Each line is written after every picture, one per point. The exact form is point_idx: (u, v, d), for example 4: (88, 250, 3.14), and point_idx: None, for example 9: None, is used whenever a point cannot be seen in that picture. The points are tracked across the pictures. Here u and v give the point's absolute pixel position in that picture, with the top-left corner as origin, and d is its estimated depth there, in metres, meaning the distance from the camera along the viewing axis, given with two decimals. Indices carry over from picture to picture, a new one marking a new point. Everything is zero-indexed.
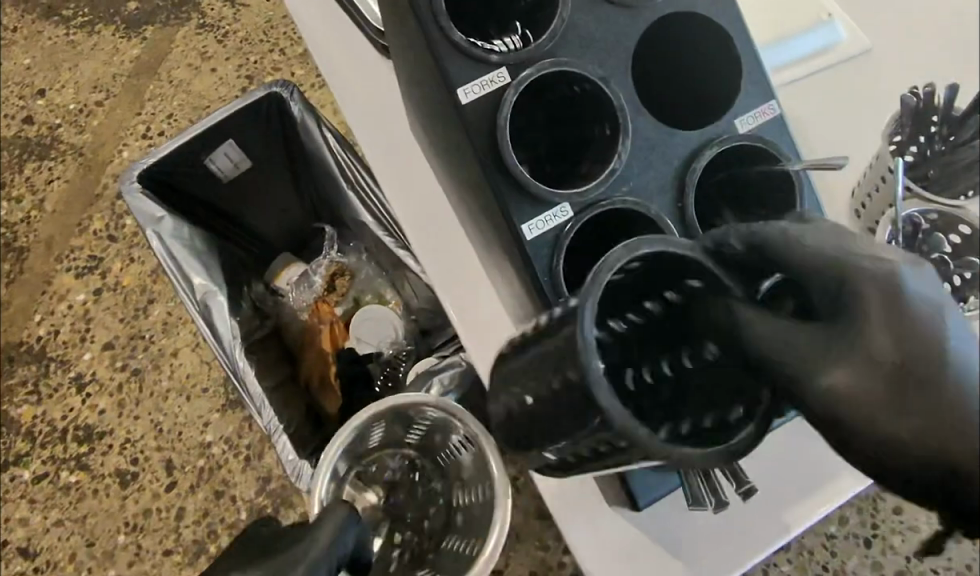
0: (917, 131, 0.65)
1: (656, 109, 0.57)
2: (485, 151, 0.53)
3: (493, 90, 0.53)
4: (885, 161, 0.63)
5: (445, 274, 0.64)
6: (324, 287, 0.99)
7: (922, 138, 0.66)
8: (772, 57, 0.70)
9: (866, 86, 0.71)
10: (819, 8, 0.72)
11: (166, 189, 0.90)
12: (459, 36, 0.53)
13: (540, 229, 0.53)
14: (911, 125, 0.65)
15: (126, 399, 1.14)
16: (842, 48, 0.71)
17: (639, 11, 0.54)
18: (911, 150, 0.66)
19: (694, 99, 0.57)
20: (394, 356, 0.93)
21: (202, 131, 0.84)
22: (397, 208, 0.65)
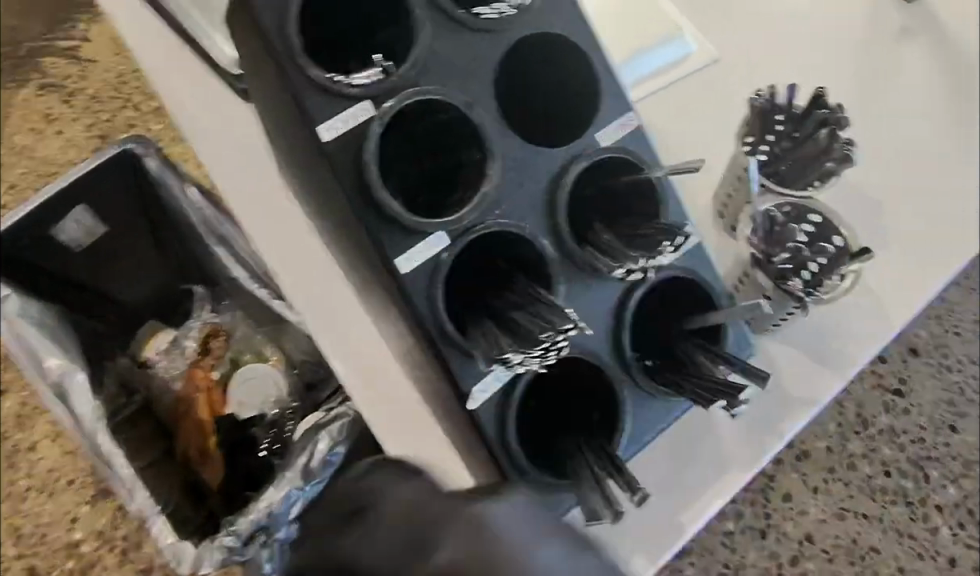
0: (764, 131, 0.68)
1: (522, 127, 0.56)
2: (351, 187, 0.50)
3: (357, 124, 0.50)
4: (739, 161, 0.69)
5: (325, 319, 0.61)
6: (198, 351, 0.92)
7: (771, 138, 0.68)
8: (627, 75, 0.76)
9: (718, 91, 0.78)
10: (670, 22, 0.79)
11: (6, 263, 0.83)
12: (316, 71, 0.50)
13: (417, 261, 0.50)
14: (758, 125, 0.68)
15: None
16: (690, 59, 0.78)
17: (500, 34, 0.55)
18: (763, 150, 0.68)
19: (563, 113, 0.57)
20: (280, 415, 0.87)
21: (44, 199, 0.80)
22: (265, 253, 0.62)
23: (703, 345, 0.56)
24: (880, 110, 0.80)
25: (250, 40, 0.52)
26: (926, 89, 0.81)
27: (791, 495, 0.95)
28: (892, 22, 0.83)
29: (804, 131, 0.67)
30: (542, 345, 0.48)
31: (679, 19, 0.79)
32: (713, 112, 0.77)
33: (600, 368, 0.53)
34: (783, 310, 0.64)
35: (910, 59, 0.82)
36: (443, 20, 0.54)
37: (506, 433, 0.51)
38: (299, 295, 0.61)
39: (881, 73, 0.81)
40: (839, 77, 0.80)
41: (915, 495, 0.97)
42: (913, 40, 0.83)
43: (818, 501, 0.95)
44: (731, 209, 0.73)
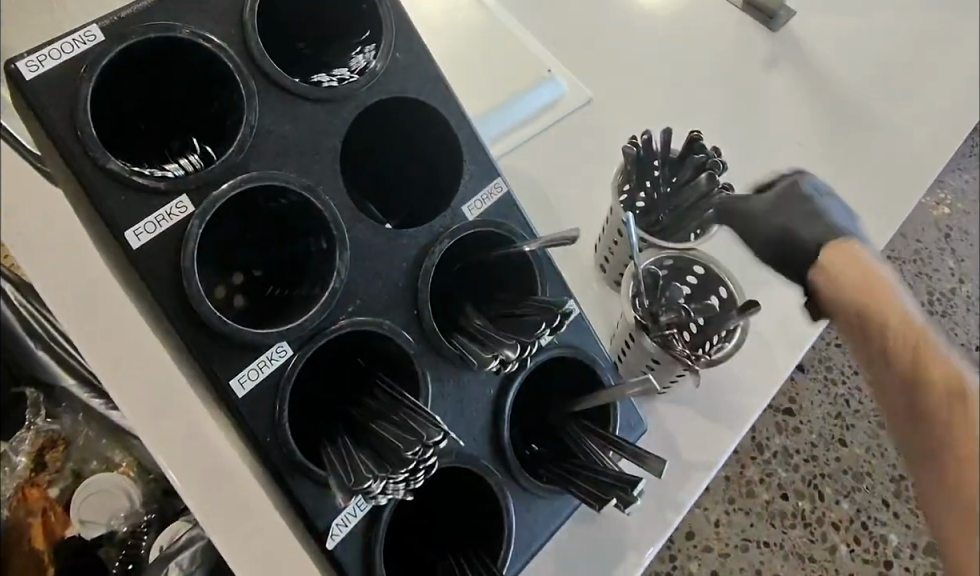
0: (642, 178, 0.66)
1: (396, 200, 0.54)
2: (169, 300, 0.42)
3: (172, 224, 0.42)
4: (618, 214, 0.66)
5: (143, 411, 0.40)
6: (31, 467, 0.81)
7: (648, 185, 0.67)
8: (490, 128, 0.75)
9: (586, 135, 0.78)
10: (539, 64, 0.78)
11: None
12: (117, 164, 0.41)
13: (254, 381, 0.42)
14: (635, 173, 0.65)
15: None
16: (561, 101, 0.78)
17: (340, 107, 0.48)
18: (641, 199, 0.67)
19: (433, 181, 0.54)
20: (131, 532, 0.75)
21: None
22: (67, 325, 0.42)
23: (591, 428, 0.51)
24: (742, 139, 0.80)
25: (36, 130, 0.44)
26: (790, 115, 0.82)
27: (694, 532, 0.73)
28: (757, 52, 0.84)
29: (683, 178, 0.65)
30: (408, 467, 0.41)
31: (548, 62, 0.79)
32: (582, 156, 0.77)
33: (479, 473, 0.47)
34: (672, 372, 0.61)
35: (776, 88, 0.83)
36: (277, 93, 0.46)
37: (373, 569, 0.44)
38: (149, 440, 0.40)
39: (745, 101, 0.82)
40: (702, 109, 0.81)
41: (810, 515, 0.75)
42: (780, 68, 0.84)
43: (720, 534, 0.73)
44: (615, 262, 0.70)
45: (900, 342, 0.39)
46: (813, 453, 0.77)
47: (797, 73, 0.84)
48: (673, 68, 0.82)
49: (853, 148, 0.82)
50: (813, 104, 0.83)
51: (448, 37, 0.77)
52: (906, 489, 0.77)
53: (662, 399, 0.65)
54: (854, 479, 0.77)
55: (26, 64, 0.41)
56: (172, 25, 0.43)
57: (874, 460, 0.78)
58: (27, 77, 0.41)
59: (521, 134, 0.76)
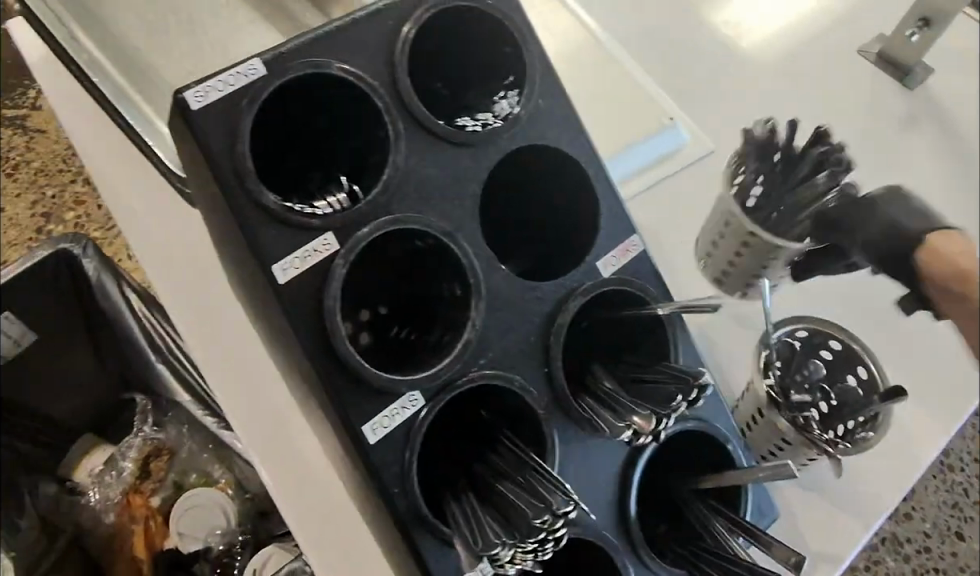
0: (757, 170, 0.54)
1: (519, 245, 0.52)
2: (309, 338, 0.41)
3: (315, 262, 0.42)
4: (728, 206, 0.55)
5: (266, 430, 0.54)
6: (136, 474, 0.81)
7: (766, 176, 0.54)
8: (616, 170, 0.70)
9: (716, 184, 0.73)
10: (663, 110, 0.73)
11: None
12: (271, 198, 0.42)
13: (386, 428, 0.41)
14: (754, 162, 0.53)
15: None
16: (684, 150, 0.73)
17: (481, 151, 0.47)
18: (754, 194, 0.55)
19: (562, 232, 0.51)
20: (224, 550, 0.76)
21: None
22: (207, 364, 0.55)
23: (720, 510, 0.48)
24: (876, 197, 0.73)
25: (194, 157, 0.45)
26: (936, 178, 0.75)
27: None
28: (895, 108, 0.77)
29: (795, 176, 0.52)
30: (537, 537, 0.38)
31: (671, 108, 0.74)
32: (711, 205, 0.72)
33: (603, 549, 0.44)
34: (804, 455, 0.57)
35: (917, 148, 0.76)
36: (424, 135, 0.46)
37: None
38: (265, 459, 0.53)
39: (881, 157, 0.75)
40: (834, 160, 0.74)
41: None
42: (918, 126, 0.77)
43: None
44: (714, 261, 0.62)
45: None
46: None
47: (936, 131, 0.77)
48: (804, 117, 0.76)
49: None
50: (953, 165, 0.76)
51: (576, 76, 0.73)
52: None
53: (790, 481, 0.60)
54: None
55: (194, 94, 0.41)
56: (324, 63, 0.44)
57: None
58: (193, 107, 0.41)
59: (648, 179, 0.71)
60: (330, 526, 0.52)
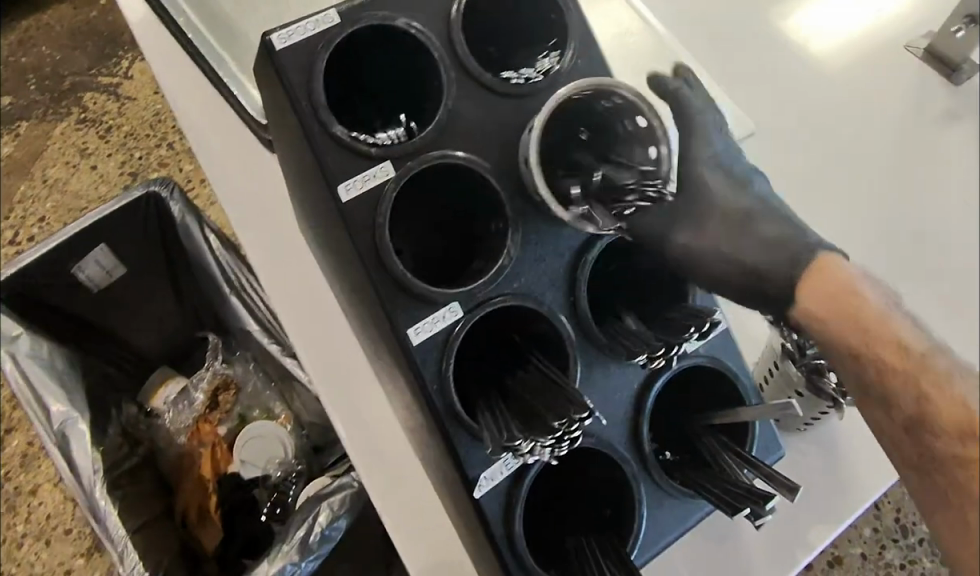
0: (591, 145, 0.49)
1: None
2: (367, 253, 0.48)
3: (374, 185, 0.48)
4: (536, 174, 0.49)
5: (324, 361, 0.59)
6: (206, 404, 0.89)
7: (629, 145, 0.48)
8: None
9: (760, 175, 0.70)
10: None
11: (46, 311, 0.81)
12: (339, 129, 0.48)
13: (428, 332, 0.47)
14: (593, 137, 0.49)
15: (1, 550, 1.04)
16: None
17: (523, 102, 0.51)
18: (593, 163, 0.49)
19: None
20: (283, 478, 0.84)
21: (77, 229, 0.76)
22: (274, 296, 0.60)
23: (728, 445, 0.51)
24: (902, 213, 0.71)
25: (276, 94, 0.51)
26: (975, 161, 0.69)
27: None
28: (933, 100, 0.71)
29: (649, 132, 0.48)
30: (554, 434, 0.44)
31: (715, 93, 0.71)
32: None
33: (615, 460, 0.50)
34: (817, 407, 0.59)
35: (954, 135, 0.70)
36: (473, 84, 0.50)
37: (512, 532, 0.47)
38: (318, 377, 0.59)
39: (903, 170, 0.71)
40: (854, 185, 0.71)
41: None
42: (959, 121, 0.70)
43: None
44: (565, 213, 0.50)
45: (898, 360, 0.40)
46: None
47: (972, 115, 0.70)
48: (822, 137, 0.72)
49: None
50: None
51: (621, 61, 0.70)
52: None
53: (802, 435, 0.62)
54: None
55: (279, 36, 0.48)
56: (389, 16, 0.49)
57: None
58: (277, 46, 0.48)
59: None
60: (375, 445, 0.58)
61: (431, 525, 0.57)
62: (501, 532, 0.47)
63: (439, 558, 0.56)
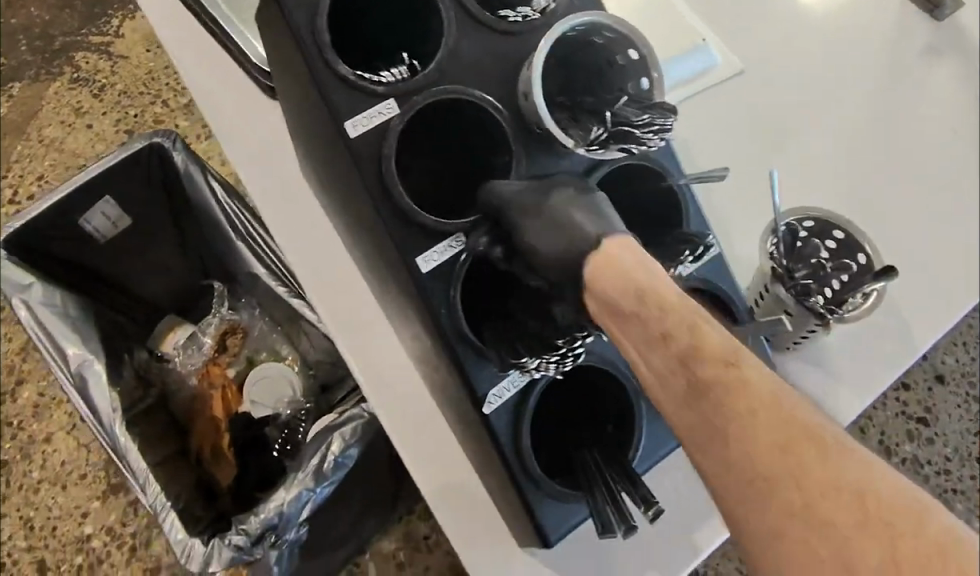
0: (588, 78, 0.53)
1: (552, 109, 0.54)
2: (375, 187, 0.50)
3: (380, 122, 0.50)
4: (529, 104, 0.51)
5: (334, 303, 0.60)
6: (214, 348, 0.92)
7: (622, 71, 0.53)
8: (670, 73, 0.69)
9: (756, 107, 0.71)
10: (691, 33, 0.72)
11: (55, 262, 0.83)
12: (344, 69, 0.50)
13: (436, 261, 0.50)
14: (588, 74, 0.53)
15: (19, 495, 1.08)
16: (715, 72, 0.71)
17: (526, 38, 0.53)
18: (587, 96, 0.53)
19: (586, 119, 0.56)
20: (293, 416, 0.87)
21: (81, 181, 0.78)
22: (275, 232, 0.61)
23: None
24: (896, 187, 0.71)
25: (282, 38, 0.53)
26: (938, 116, 0.73)
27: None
28: (913, 41, 0.74)
29: (640, 62, 0.52)
30: (560, 350, 0.47)
31: (702, 31, 0.72)
32: (738, 132, 0.70)
33: (617, 378, 0.52)
34: (805, 325, 0.61)
35: (930, 80, 0.74)
36: (474, 24, 0.52)
37: (520, 445, 0.50)
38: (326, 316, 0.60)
39: (886, 117, 0.73)
40: (840, 125, 0.72)
41: None
42: (937, 58, 0.74)
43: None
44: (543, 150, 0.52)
45: (725, 379, 0.32)
46: None
47: (969, 92, 0.74)
48: (827, 94, 0.72)
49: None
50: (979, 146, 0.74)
51: None
52: None
53: (793, 354, 0.66)
54: None
55: None
56: None
57: None
58: None
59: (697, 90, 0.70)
60: (383, 376, 0.60)
61: (444, 448, 0.59)
62: (510, 448, 0.50)
63: (451, 480, 0.59)
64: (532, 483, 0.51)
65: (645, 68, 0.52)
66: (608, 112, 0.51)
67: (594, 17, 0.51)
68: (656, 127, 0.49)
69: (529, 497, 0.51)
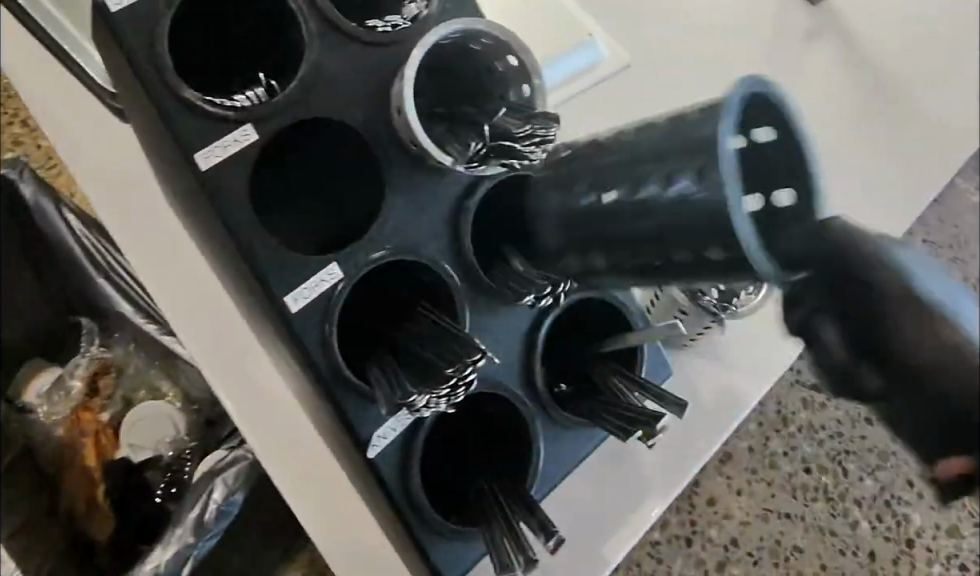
0: (469, 83, 0.51)
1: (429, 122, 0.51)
2: (234, 221, 0.46)
3: (237, 150, 0.46)
4: (402, 119, 0.48)
5: (203, 345, 0.55)
6: (84, 391, 0.83)
7: (505, 78, 0.50)
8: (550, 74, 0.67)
9: (639, 103, 0.71)
10: (578, 26, 0.69)
11: None
12: (189, 92, 0.45)
13: (307, 298, 0.46)
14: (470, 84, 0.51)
15: None
16: (601, 67, 0.70)
17: (397, 50, 0.50)
18: (468, 109, 0.50)
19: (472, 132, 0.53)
20: (177, 457, 0.80)
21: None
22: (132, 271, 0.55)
23: (618, 369, 0.52)
24: None
25: (119, 61, 0.48)
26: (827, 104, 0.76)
27: (715, 498, 0.73)
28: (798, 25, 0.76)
29: (522, 70, 0.50)
30: (450, 382, 0.44)
31: (588, 24, 0.70)
32: (627, 129, 0.70)
33: (508, 399, 0.50)
34: (699, 323, 0.61)
35: (811, 65, 0.76)
36: (337, 36, 0.48)
37: (409, 486, 0.47)
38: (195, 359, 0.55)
39: None
40: None
41: (833, 490, 0.75)
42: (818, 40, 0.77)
43: (742, 504, 0.73)
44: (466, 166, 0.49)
45: None
46: (813, 421, 0.77)
47: (847, 75, 0.77)
48: (718, 87, 0.73)
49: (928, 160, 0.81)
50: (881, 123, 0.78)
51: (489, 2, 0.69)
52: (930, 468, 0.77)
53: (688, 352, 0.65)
54: (879, 458, 0.77)
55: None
56: None
57: None
58: (112, 9, 0.45)
59: (577, 91, 0.68)
60: (263, 417, 0.55)
61: (327, 486, 0.55)
62: (398, 488, 0.47)
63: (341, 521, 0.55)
64: (424, 523, 0.48)
65: (528, 75, 0.50)
66: (485, 125, 0.48)
67: (472, 25, 0.48)
68: (537, 139, 0.46)
69: (422, 537, 0.48)
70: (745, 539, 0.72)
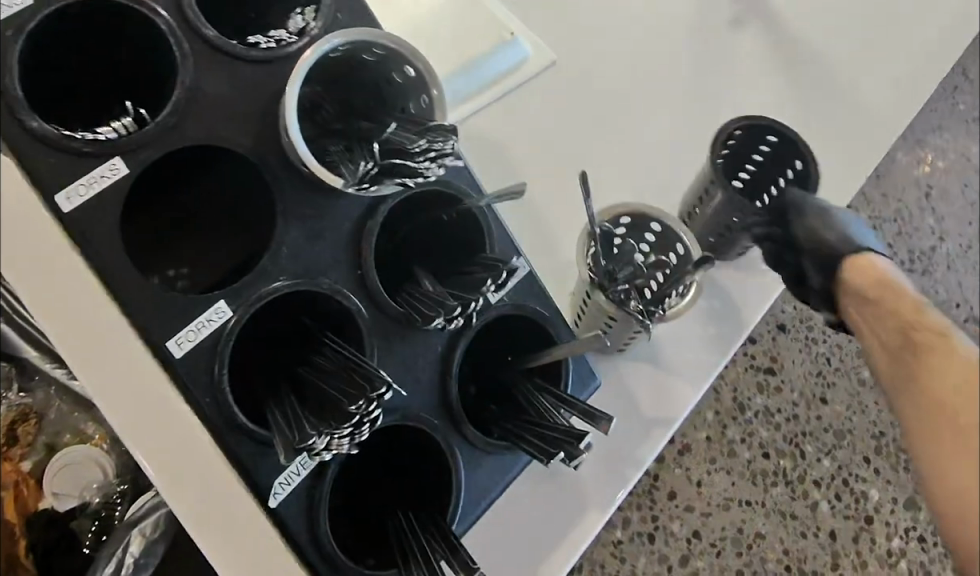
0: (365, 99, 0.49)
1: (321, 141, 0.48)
2: (109, 263, 0.42)
3: (104, 187, 0.42)
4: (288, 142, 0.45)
5: None
6: (3, 441, 0.79)
7: (405, 89, 0.48)
8: (455, 83, 0.66)
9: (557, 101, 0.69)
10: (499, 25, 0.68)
11: None
12: (40, 123, 0.41)
13: (191, 343, 0.43)
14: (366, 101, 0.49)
15: None
16: (521, 69, 0.68)
17: (282, 67, 0.46)
18: (364, 123, 0.47)
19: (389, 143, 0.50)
20: (104, 502, 0.76)
21: None
22: None
23: (545, 388, 0.50)
24: None
25: None
26: (759, 83, 0.73)
27: (675, 491, 0.71)
28: (718, 11, 0.74)
29: (419, 79, 0.47)
30: (352, 421, 0.40)
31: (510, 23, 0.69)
32: (546, 130, 0.68)
33: (425, 430, 0.48)
34: (627, 331, 0.59)
35: (739, 47, 0.73)
36: (214, 55, 0.45)
37: (318, 533, 0.44)
38: None
39: (705, 92, 0.72)
40: (659, 106, 0.71)
41: (791, 473, 0.73)
42: (744, 26, 0.74)
43: (704, 496, 0.71)
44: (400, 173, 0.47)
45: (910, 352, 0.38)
46: (762, 409, 0.75)
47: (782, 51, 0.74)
48: (635, 79, 0.71)
49: (883, 122, 0.74)
50: (820, 96, 0.74)
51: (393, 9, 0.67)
52: (886, 445, 0.76)
53: (620, 355, 0.63)
54: (835, 437, 0.75)
55: None
56: None
57: (854, 417, 0.76)
58: None
59: (488, 97, 0.67)
60: None
61: (214, 489, 0.35)
62: (307, 535, 0.44)
63: None
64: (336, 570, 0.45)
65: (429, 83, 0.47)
66: (376, 144, 0.46)
67: (358, 36, 0.45)
68: (433, 153, 0.44)
69: None
70: (707, 531, 0.70)
